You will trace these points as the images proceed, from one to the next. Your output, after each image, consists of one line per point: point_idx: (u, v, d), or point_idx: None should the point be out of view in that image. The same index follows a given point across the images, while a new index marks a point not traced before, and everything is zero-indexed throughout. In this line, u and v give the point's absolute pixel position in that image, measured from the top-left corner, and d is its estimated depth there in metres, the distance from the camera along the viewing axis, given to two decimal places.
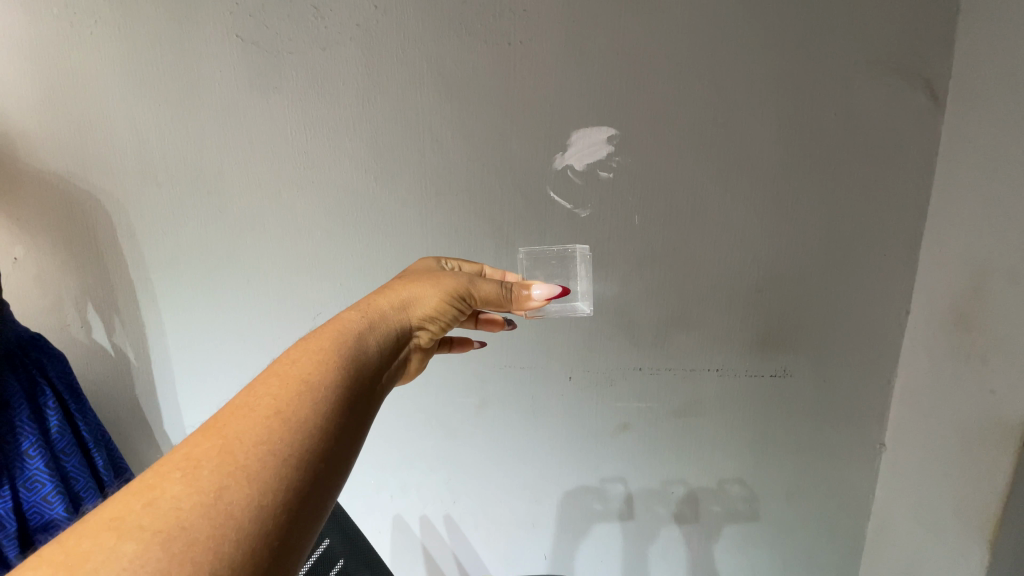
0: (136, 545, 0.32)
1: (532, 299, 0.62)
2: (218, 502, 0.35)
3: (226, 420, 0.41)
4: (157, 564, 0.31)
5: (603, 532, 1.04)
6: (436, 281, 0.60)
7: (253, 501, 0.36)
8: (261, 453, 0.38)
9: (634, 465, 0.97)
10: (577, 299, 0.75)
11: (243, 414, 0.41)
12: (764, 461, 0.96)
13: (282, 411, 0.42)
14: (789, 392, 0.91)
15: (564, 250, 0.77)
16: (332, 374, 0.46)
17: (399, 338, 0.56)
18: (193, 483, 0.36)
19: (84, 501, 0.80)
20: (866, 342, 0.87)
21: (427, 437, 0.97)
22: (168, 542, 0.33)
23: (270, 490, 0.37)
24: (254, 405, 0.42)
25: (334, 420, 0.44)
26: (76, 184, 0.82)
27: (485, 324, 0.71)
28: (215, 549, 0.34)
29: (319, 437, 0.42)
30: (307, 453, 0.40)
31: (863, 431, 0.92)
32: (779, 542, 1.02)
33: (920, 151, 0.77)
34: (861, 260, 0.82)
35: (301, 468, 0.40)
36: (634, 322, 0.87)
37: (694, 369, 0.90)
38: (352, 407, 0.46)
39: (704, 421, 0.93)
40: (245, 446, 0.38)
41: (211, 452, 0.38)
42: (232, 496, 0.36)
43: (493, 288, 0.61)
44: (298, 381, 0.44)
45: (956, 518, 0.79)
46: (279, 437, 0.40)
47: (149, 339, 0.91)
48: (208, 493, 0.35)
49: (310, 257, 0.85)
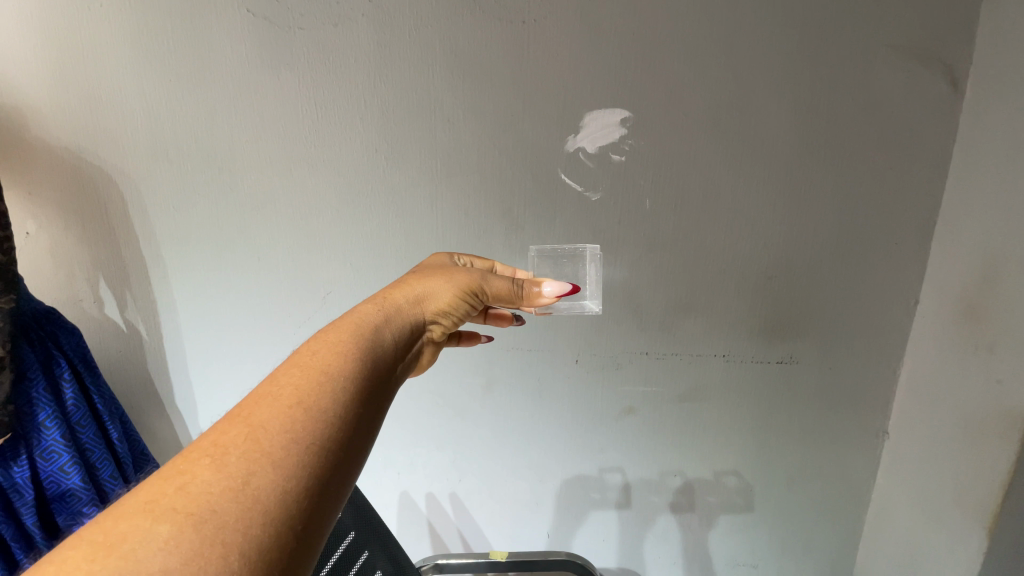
0: (169, 526, 0.33)
1: (542, 296, 0.61)
2: (246, 487, 0.36)
3: (251, 409, 0.41)
4: (191, 544, 0.32)
5: (600, 517, 1.05)
6: (450, 276, 0.61)
7: (279, 486, 0.37)
8: (286, 440, 0.39)
9: (635, 451, 0.99)
10: (585, 297, 0.75)
11: (268, 403, 0.42)
12: (766, 448, 0.97)
13: (304, 401, 0.42)
14: (795, 379, 0.91)
15: (575, 250, 0.77)
16: (350, 365, 0.47)
17: (413, 331, 0.57)
18: (222, 468, 0.36)
19: (100, 472, 0.82)
20: (875, 332, 0.87)
21: (436, 415, 0.98)
22: (201, 523, 0.33)
23: (294, 475, 0.38)
24: (277, 394, 0.42)
25: (352, 410, 0.44)
26: (88, 159, 0.82)
27: (493, 319, 0.71)
28: (244, 531, 0.34)
29: (337, 425, 0.42)
30: (328, 441, 0.41)
31: (867, 419, 0.93)
32: (775, 529, 1.04)
33: (937, 139, 0.75)
34: (872, 250, 0.82)
35: (322, 456, 0.40)
36: (642, 307, 0.87)
37: (702, 355, 0.90)
38: (367, 398, 0.47)
39: (708, 406, 0.94)
40: (271, 434, 0.39)
41: (239, 439, 0.39)
42: (259, 481, 0.36)
43: (504, 285, 0.61)
44: (318, 372, 0.45)
45: (956, 505, 0.80)
46: (301, 427, 0.40)
47: (162, 316, 0.92)
48: (236, 478, 0.36)
49: (320, 235, 0.86)
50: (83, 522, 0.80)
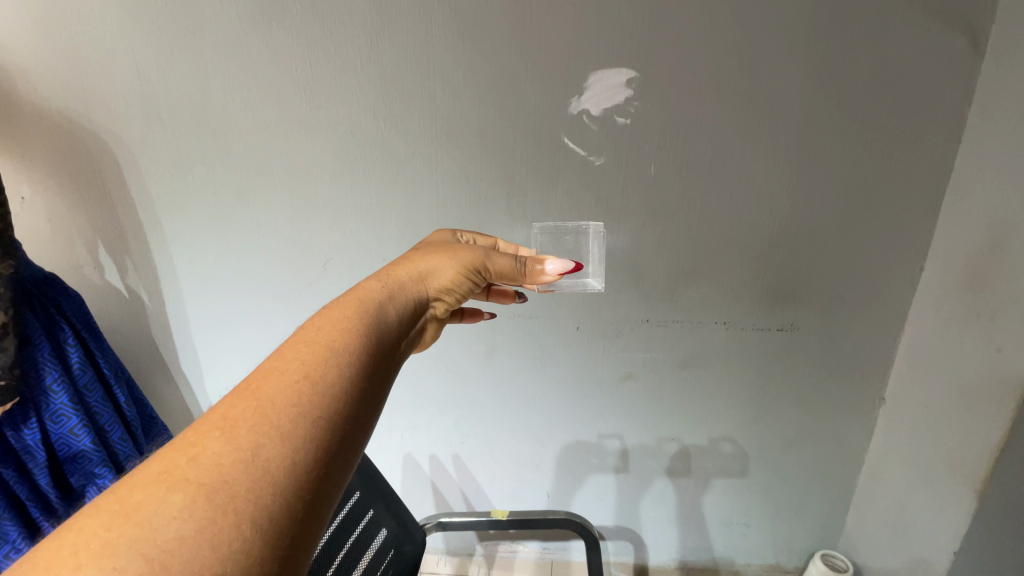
0: (182, 496, 0.34)
1: (545, 274, 0.61)
2: (256, 459, 0.36)
3: (258, 382, 0.41)
4: (205, 513, 0.33)
5: (599, 478, 1.08)
6: (453, 253, 0.60)
7: (288, 457, 0.37)
8: (294, 413, 0.39)
9: (634, 416, 1.00)
10: (588, 275, 0.74)
11: (275, 376, 0.42)
12: (763, 413, 0.98)
13: (311, 375, 0.42)
14: (795, 346, 0.91)
15: (577, 226, 0.77)
16: (355, 342, 0.47)
17: (416, 309, 0.57)
18: (232, 440, 0.37)
19: (110, 434, 0.84)
20: (877, 300, 0.86)
21: (438, 381, 0.99)
22: (213, 493, 0.34)
23: (303, 448, 0.38)
24: (283, 368, 0.43)
25: (358, 385, 0.45)
26: (79, 122, 0.80)
27: (495, 296, 0.71)
28: (256, 500, 0.35)
29: (344, 399, 0.43)
30: (335, 414, 0.41)
31: (865, 386, 0.94)
32: (769, 491, 1.06)
33: (954, 102, 0.73)
34: (879, 217, 0.80)
35: (330, 428, 0.41)
36: (645, 275, 0.87)
37: (703, 323, 0.90)
38: (373, 373, 0.47)
39: (708, 373, 0.95)
40: (279, 407, 0.39)
41: (247, 411, 0.39)
42: (268, 453, 0.37)
43: (508, 263, 0.60)
44: (324, 348, 0.45)
45: (948, 469, 0.82)
46: (308, 402, 0.41)
47: (163, 282, 0.92)
48: (246, 450, 0.37)
49: (320, 201, 0.84)
50: (96, 481, 0.82)
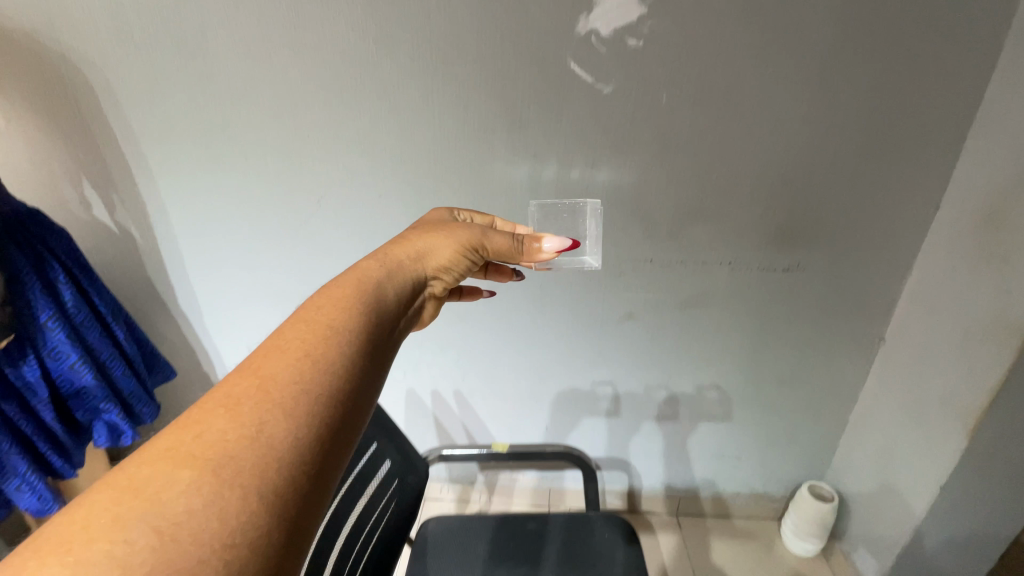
0: (190, 472, 0.33)
1: (542, 252, 0.57)
2: (260, 435, 0.35)
3: (261, 361, 0.40)
4: (212, 488, 0.32)
5: (597, 413, 1.10)
6: (451, 231, 0.58)
7: (292, 435, 0.36)
8: (297, 391, 0.38)
9: (633, 355, 1.01)
10: (585, 253, 0.70)
11: (277, 355, 0.40)
12: (762, 352, 0.99)
13: (312, 354, 0.41)
14: (799, 287, 0.90)
15: (575, 203, 0.73)
16: (355, 320, 0.45)
17: (415, 288, 0.55)
18: (236, 417, 0.36)
19: (112, 370, 0.84)
20: (887, 240, 0.84)
21: (438, 319, 0.98)
22: (219, 469, 0.33)
23: (306, 425, 0.37)
24: (284, 347, 0.41)
25: (359, 364, 0.43)
26: (45, 42, 0.74)
27: (494, 274, 0.67)
28: (262, 476, 0.34)
29: (346, 378, 0.41)
30: (337, 393, 0.40)
31: (865, 326, 0.93)
32: (762, 426, 1.09)
33: (997, 23, 0.66)
34: (900, 152, 0.76)
35: (333, 407, 0.39)
36: (650, 212, 0.84)
37: (707, 263, 0.88)
38: (373, 353, 0.45)
39: (709, 313, 0.94)
40: (281, 385, 0.38)
41: (251, 390, 0.38)
42: (272, 430, 0.36)
43: (505, 242, 0.57)
44: (323, 327, 0.43)
45: (942, 408, 0.83)
46: (309, 380, 0.39)
47: (153, 219, 0.89)
48: (250, 427, 0.35)
49: (309, 132, 0.80)
50: (103, 415, 0.84)
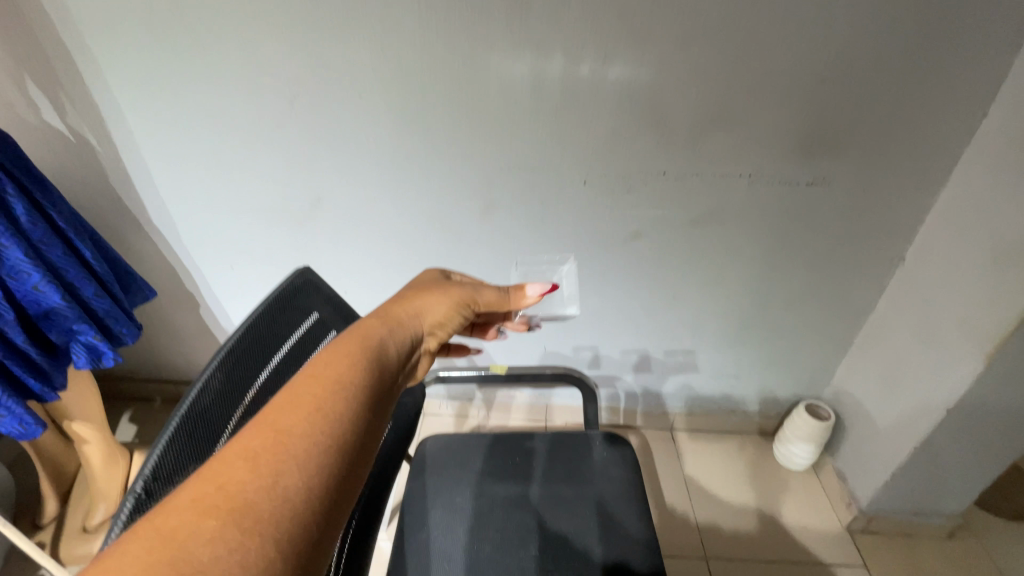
0: (212, 523, 0.27)
1: (526, 296, 0.56)
2: (281, 484, 0.29)
3: (274, 404, 0.34)
4: (234, 543, 0.26)
5: (597, 334, 1.08)
6: (447, 287, 0.53)
7: (313, 487, 0.31)
8: (316, 438, 0.33)
9: (638, 275, 0.96)
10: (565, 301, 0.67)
11: (291, 397, 0.34)
12: (774, 272, 0.94)
13: (326, 405, 0.35)
14: (821, 202, 0.83)
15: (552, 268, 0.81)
16: (366, 375, 0.39)
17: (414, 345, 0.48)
18: (254, 464, 0.30)
19: (81, 291, 0.79)
20: (925, 151, 0.76)
21: (433, 238, 0.92)
22: (242, 521, 0.27)
23: (328, 478, 0.32)
24: (298, 389, 0.35)
25: (371, 415, 0.38)
26: None
27: (478, 331, 0.64)
28: (286, 532, 0.28)
29: (362, 429, 0.36)
30: (354, 444, 0.35)
31: (886, 245, 0.88)
32: (766, 347, 1.07)
33: None
34: (961, 45, 0.66)
35: (350, 459, 0.34)
36: (666, 117, 0.75)
37: (725, 175, 0.81)
38: (380, 405, 0.39)
39: (722, 231, 0.88)
40: (301, 430, 0.32)
41: (264, 441, 0.31)
42: (292, 479, 0.30)
43: (494, 294, 0.55)
44: (336, 379, 0.37)
45: (959, 331, 0.79)
46: (328, 433, 0.33)
47: (110, 122, 0.80)
48: (270, 475, 0.30)
49: (275, 17, 0.68)
50: (78, 337, 0.79)
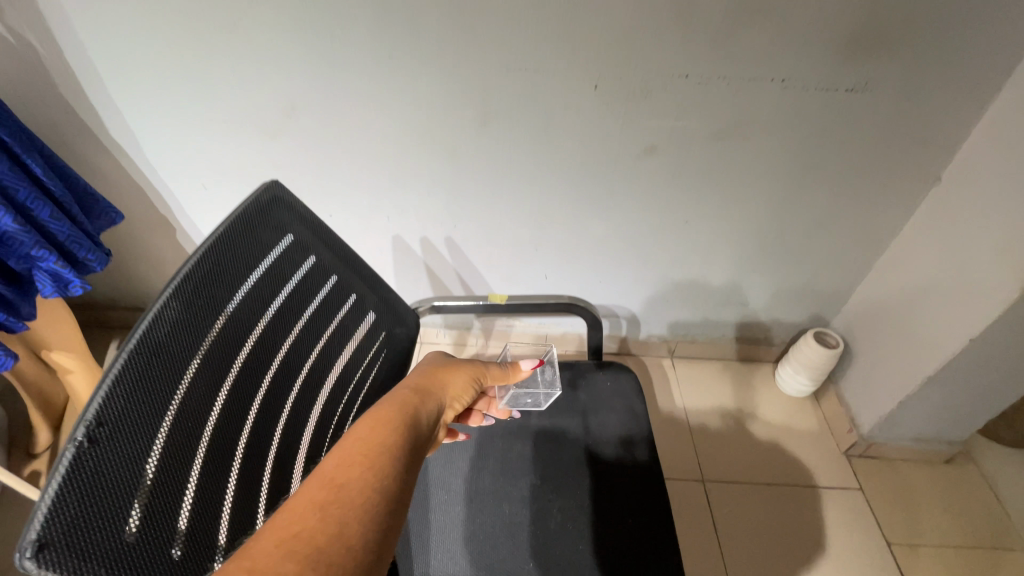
0: (290, 565, 0.26)
1: (522, 370, 0.60)
2: (350, 534, 0.29)
3: (333, 459, 0.33)
4: None
5: (601, 261, 1.02)
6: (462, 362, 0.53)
7: (377, 536, 0.30)
8: (378, 488, 0.32)
9: (649, 196, 0.89)
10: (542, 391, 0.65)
11: (348, 455, 0.34)
12: (797, 193, 0.87)
13: (378, 461, 0.34)
14: (858, 113, 0.74)
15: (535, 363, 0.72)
16: (410, 439, 0.38)
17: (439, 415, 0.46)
18: (325, 514, 0.29)
19: (35, 213, 0.72)
20: (988, 50, 0.66)
21: (425, 154, 0.84)
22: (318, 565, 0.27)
23: (388, 532, 0.31)
24: (352, 448, 0.35)
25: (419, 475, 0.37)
26: None
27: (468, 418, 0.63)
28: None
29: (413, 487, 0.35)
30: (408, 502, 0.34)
31: (924, 163, 0.80)
32: (779, 273, 1.02)
33: None
34: None
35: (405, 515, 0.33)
36: (693, 7, 0.64)
37: (754, 79, 0.71)
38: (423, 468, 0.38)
39: (745, 146, 0.80)
40: (362, 483, 0.32)
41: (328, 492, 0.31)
42: (360, 529, 0.29)
43: (498, 370, 0.57)
44: (387, 439, 0.36)
45: (995, 257, 0.74)
46: (384, 486, 0.33)
47: (49, 16, 0.69)
48: (340, 524, 0.29)
49: None
50: (40, 264, 0.73)
